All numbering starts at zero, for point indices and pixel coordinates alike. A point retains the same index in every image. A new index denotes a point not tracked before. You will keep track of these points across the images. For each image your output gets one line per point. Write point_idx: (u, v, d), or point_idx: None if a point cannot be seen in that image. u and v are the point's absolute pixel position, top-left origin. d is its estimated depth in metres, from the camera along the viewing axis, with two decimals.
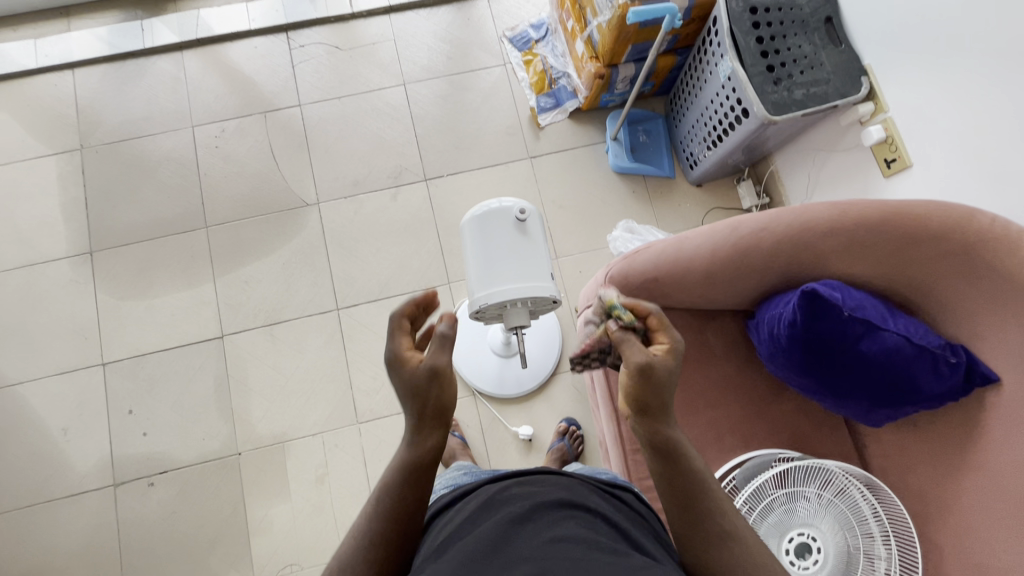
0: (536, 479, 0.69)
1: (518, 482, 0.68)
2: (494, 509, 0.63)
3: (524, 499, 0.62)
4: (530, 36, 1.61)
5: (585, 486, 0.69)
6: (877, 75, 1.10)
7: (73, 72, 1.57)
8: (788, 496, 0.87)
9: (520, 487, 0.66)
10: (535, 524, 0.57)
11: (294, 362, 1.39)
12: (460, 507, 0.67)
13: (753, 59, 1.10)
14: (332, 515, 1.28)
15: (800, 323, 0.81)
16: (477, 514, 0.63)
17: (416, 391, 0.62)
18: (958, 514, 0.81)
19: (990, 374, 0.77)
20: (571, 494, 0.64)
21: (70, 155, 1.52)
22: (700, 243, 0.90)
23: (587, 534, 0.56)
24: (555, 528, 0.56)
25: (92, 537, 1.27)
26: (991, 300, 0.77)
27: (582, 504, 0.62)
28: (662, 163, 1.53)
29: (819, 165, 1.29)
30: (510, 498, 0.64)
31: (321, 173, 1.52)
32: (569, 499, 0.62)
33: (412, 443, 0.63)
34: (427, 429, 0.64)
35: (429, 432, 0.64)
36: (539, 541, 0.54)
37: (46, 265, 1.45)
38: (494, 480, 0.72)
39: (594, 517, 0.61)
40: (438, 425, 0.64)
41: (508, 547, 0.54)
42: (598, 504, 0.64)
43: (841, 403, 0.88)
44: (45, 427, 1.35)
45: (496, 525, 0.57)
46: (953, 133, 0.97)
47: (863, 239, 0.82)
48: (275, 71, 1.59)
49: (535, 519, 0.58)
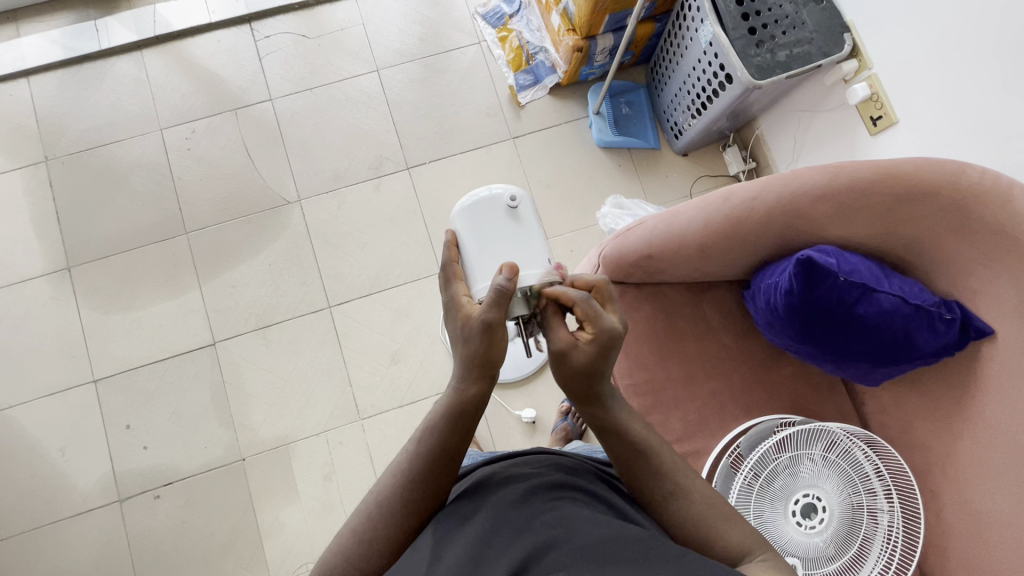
0: (532, 459, 0.68)
1: (514, 462, 0.67)
2: (491, 488, 0.62)
3: (522, 480, 0.62)
4: (503, 10, 1.56)
5: (583, 467, 0.69)
6: (860, 32, 1.08)
7: (29, 80, 1.50)
8: (791, 459, 0.89)
9: (517, 467, 0.66)
10: (533, 506, 0.57)
11: (290, 364, 1.37)
12: (456, 487, 0.67)
13: (734, 23, 1.08)
14: (342, 512, 1.29)
15: (798, 291, 0.81)
16: (474, 491, 0.62)
17: (467, 336, 0.63)
18: (958, 465, 0.83)
19: (984, 329, 0.78)
20: (568, 475, 0.64)
21: (36, 169, 1.46)
22: (692, 217, 0.89)
23: (587, 514, 0.55)
24: (554, 509, 0.56)
25: (103, 552, 1.27)
26: (983, 255, 0.77)
27: (579, 484, 0.62)
28: (647, 135, 1.51)
29: (805, 127, 1.27)
30: (507, 478, 0.63)
31: (300, 169, 1.48)
32: (565, 479, 0.62)
33: (422, 444, 0.63)
34: (474, 383, 0.64)
35: (435, 430, 0.63)
36: (538, 523, 0.54)
37: (24, 284, 1.40)
38: (492, 461, 0.71)
39: (590, 497, 0.61)
40: (485, 377, 0.64)
41: (511, 535, 0.53)
42: (594, 484, 0.64)
43: (841, 365, 0.88)
44: (42, 449, 1.33)
45: (495, 508, 0.57)
46: (939, 87, 0.96)
47: (856, 203, 0.81)
48: (241, 65, 1.53)
49: (533, 501, 0.57)
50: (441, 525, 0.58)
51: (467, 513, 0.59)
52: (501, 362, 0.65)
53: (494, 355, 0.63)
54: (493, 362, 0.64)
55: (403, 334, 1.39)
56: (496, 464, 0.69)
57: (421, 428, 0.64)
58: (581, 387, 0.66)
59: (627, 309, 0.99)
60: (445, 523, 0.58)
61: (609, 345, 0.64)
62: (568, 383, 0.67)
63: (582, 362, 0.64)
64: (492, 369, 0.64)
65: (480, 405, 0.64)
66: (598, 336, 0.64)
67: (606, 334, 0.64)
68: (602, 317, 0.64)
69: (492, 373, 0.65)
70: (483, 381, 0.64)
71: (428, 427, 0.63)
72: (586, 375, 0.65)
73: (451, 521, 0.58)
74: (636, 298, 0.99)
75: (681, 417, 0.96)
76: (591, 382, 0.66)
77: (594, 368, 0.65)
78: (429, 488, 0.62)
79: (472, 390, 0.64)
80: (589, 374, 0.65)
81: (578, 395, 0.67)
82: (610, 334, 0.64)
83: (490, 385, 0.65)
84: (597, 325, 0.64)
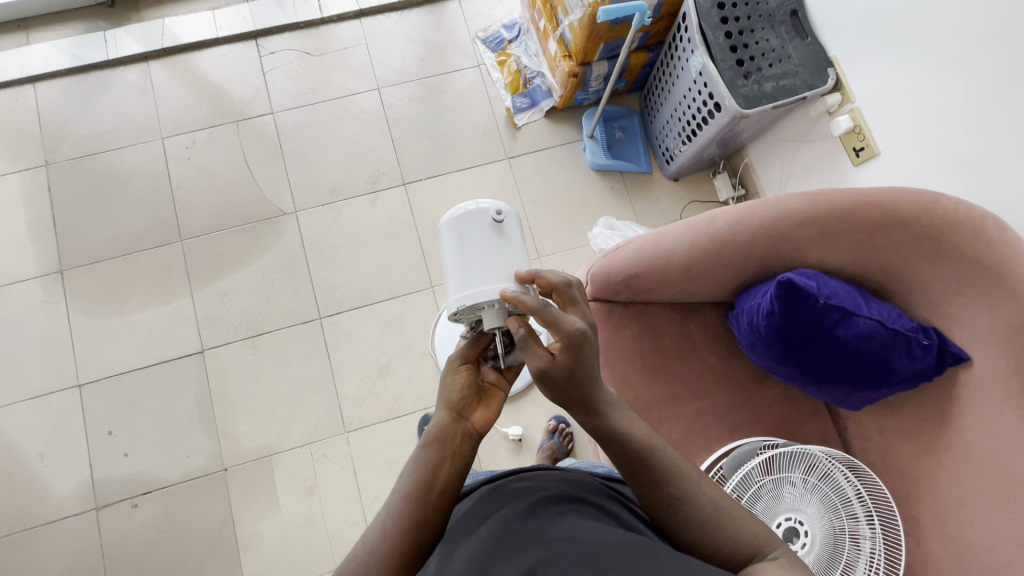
0: (537, 473, 0.68)
1: (516, 477, 0.67)
2: (495, 504, 0.61)
3: (527, 493, 0.61)
4: (502, 36, 1.61)
5: (585, 479, 0.68)
6: (843, 67, 1.13)
7: (35, 86, 1.53)
8: (773, 482, 0.89)
9: (521, 480, 0.65)
10: (538, 521, 0.56)
11: (277, 374, 1.37)
12: (462, 504, 0.66)
13: (722, 54, 1.12)
14: (323, 527, 1.27)
15: (779, 312, 0.82)
16: (479, 508, 0.62)
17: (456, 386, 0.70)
18: (937, 490, 0.84)
19: (961, 355, 0.79)
20: (571, 488, 0.63)
21: (35, 172, 1.48)
22: (678, 238, 0.91)
23: (590, 526, 0.55)
24: (558, 523, 0.55)
25: (74, 562, 1.24)
26: (959, 283, 0.79)
27: (582, 497, 0.61)
28: (639, 159, 1.55)
29: (791, 155, 1.31)
30: (513, 491, 0.63)
31: (297, 182, 1.50)
32: (567, 493, 0.61)
33: (412, 470, 0.63)
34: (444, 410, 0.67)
35: (429, 456, 0.63)
36: (543, 534, 0.54)
37: (14, 286, 1.40)
38: (492, 479, 0.70)
39: (593, 508, 0.61)
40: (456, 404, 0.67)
41: (514, 551, 0.52)
42: (598, 496, 0.64)
43: (822, 388, 0.90)
44: (21, 453, 1.31)
45: (500, 519, 0.57)
46: (919, 121, 1.00)
47: (836, 228, 0.83)
48: (245, 79, 1.56)
49: (537, 516, 0.57)
50: (445, 549, 0.57)
51: (473, 528, 0.59)
52: (460, 384, 0.67)
53: (460, 388, 0.67)
54: (458, 394, 0.67)
55: (392, 348, 1.39)
56: (499, 479, 0.68)
57: (410, 462, 0.64)
58: (570, 394, 0.63)
59: (612, 329, 1.00)
60: (453, 540, 0.58)
61: (581, 347, 0.60)
62: (565, 398, 0.63)
63: (565, 374, 0.61)
64: (458, 402, 0.67)
65: (447, 437, 0.65)
66: (565, 341, 0.60)
67: (572, 338, 0.60)
68: (565, 319, 0.60)
69: (458, 408, 0.66)
70: (446, 414, 0.66)
71: (423, 442, 0.64)
72: (582, 379, 0.62)
73: (456, 541, 0.58)
74: (621, 318, 1.00)
75: (665, 435, 0.96)
76: (579, 390, 0.62)
77: (578, 373, 0.61)
78: (428, 480, 0.62)
79: (436, 425, 0.65)
80: (576, 382, 0.62)
81: (566, 403, 0.64)
82: (577, 335, 0.60)
83: (455, 421, 0.66)
84: (560, 330, 0.60)
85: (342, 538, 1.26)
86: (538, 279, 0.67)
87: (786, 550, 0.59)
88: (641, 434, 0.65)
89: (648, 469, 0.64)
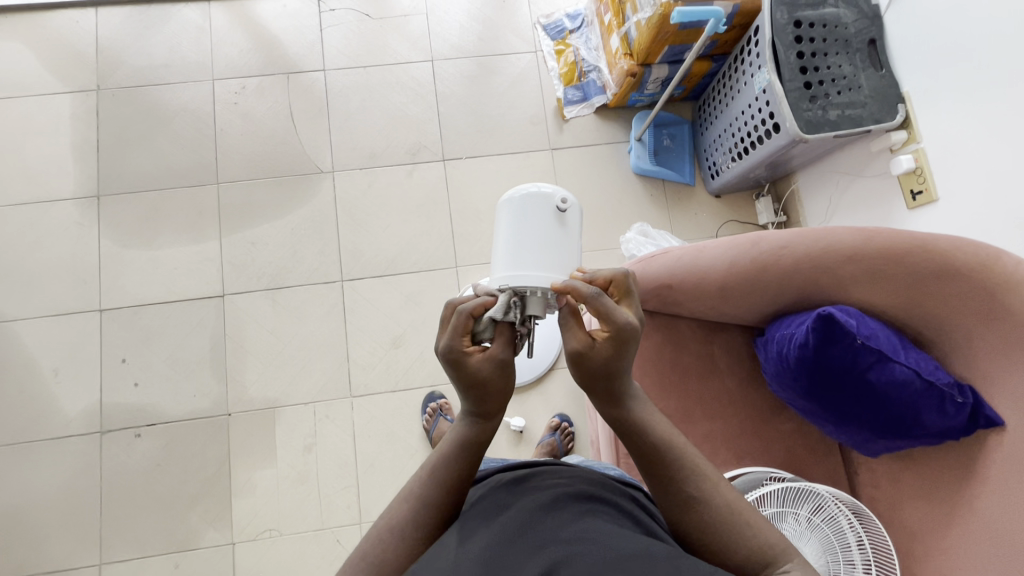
0: (557, 468, 0.67)
1: (537, 469, 0.66)
2: (515, 495, 0.60)
3: (549, 487, 0.60)
4: (564, 25, 1.58)
5: (603, 479, 0.67)
6: (915, 104, 1.09)
7: (97, 10, 1.54)
8: (772, 515, 0.88)
9: (542, 474, 0.64)
10: (556, 516, 0.55)
11: (293, 329, 1.38)
12: (479, 488, 0.66)
13: (791, 73, 1.08)
14: (315, 485, 1.28)
15: (813, 345, 0.80)
16: (497, 498, 0.61)
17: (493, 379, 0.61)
18: (944, 551, 0.81)
19: (995, 419, 0.76)
20: (592, 486, 0.62)
21: (86, 96, 1.50)
22: (721, 254, 0.89)
23: (609, 529, 0.53)
24: (577, 521, 0.54)
25: (73, 480, 1.27)
26: (1003, 345, 0.76)
27: (603, 497, 0.60)
28: (683, 170, 1.52)
29: (843, 188, 1.27)
30: (535, 485, 0.62)
31: (338, 142, 1.50)
32: (586, 491, 0.60)
33: (438, 467, 0.62)
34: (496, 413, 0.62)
35: (451, 455, 0.62)
36: (563, 530, 0.52)
37: (51, 204, 1.43)
38: (512, 467, 0.69)
39: (614, 509, 0.59)
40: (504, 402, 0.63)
41: (533, 547, 0.51)
42: (616, 496, 0.63)
43: (842, 429, 0.88)
44: (36, 366, 1.34)
45: (520, 510, 0.56)
46: (987, 172, 0.95)
47: (886, 267, 0.80)
48: (301, 32, 1.56)
49: (556, 512, 0.55)
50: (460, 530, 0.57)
51: (488, 516, 0.58)
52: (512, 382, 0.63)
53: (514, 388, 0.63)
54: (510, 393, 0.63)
55: (408, 321, 1.39)
56: (518, 469, 0.68)
57: (434, 456, 0.63)
58: (602, 384, 0.62)
59: None
60: (467, 523, 0.58)
61: (628, 342, 0.59)
62: (593, 384, 0.62)
63: (601, 364, 0.60)
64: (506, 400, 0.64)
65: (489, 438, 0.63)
66: (613, 333, 0.59)
67: (621, 332, 0.58)
68: (618, 313, 0.59)
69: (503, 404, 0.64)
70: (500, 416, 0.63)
71: (446, 447, 0.62)
72: (617, 371, 0.61)
73: (470, 525, 0.57)
74: (648, 326, 1.00)
75: None
76: (609, 382, 0.62)
77: (614, 367, 0.60)
78: (455, 480, 0.61)
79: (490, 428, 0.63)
80: (608, 374, 0.61)
81: (597, 394, 0.63)
82: (627, 331, 0.59)
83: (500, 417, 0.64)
84: (611, 323, 0.58)
85: (332, 501, 1.27)
86: (594, 277, 0.65)
87: (795, 566, 0.57)
88: (655, 430, 0.64)
89: (660, 482, 0.63)
